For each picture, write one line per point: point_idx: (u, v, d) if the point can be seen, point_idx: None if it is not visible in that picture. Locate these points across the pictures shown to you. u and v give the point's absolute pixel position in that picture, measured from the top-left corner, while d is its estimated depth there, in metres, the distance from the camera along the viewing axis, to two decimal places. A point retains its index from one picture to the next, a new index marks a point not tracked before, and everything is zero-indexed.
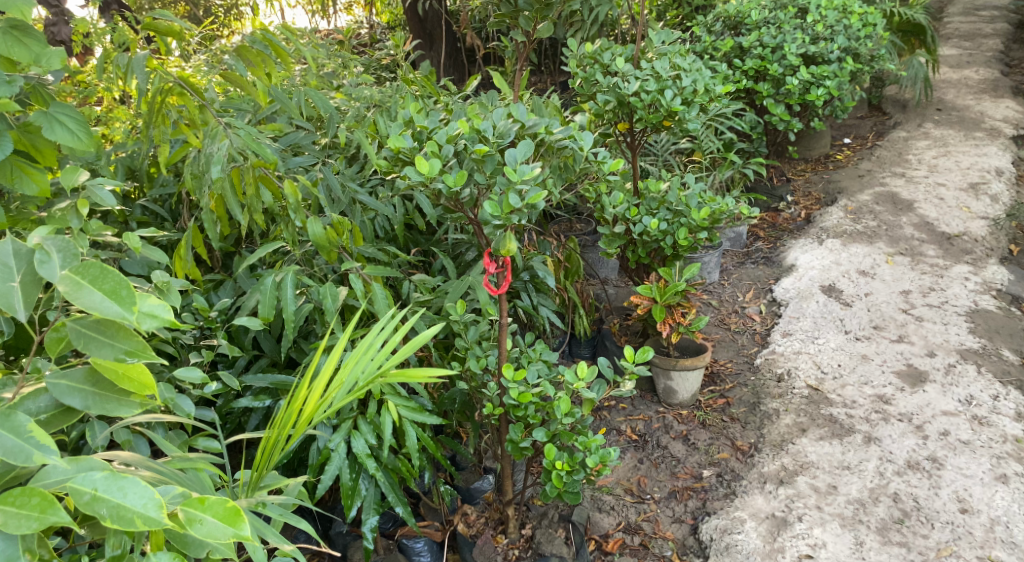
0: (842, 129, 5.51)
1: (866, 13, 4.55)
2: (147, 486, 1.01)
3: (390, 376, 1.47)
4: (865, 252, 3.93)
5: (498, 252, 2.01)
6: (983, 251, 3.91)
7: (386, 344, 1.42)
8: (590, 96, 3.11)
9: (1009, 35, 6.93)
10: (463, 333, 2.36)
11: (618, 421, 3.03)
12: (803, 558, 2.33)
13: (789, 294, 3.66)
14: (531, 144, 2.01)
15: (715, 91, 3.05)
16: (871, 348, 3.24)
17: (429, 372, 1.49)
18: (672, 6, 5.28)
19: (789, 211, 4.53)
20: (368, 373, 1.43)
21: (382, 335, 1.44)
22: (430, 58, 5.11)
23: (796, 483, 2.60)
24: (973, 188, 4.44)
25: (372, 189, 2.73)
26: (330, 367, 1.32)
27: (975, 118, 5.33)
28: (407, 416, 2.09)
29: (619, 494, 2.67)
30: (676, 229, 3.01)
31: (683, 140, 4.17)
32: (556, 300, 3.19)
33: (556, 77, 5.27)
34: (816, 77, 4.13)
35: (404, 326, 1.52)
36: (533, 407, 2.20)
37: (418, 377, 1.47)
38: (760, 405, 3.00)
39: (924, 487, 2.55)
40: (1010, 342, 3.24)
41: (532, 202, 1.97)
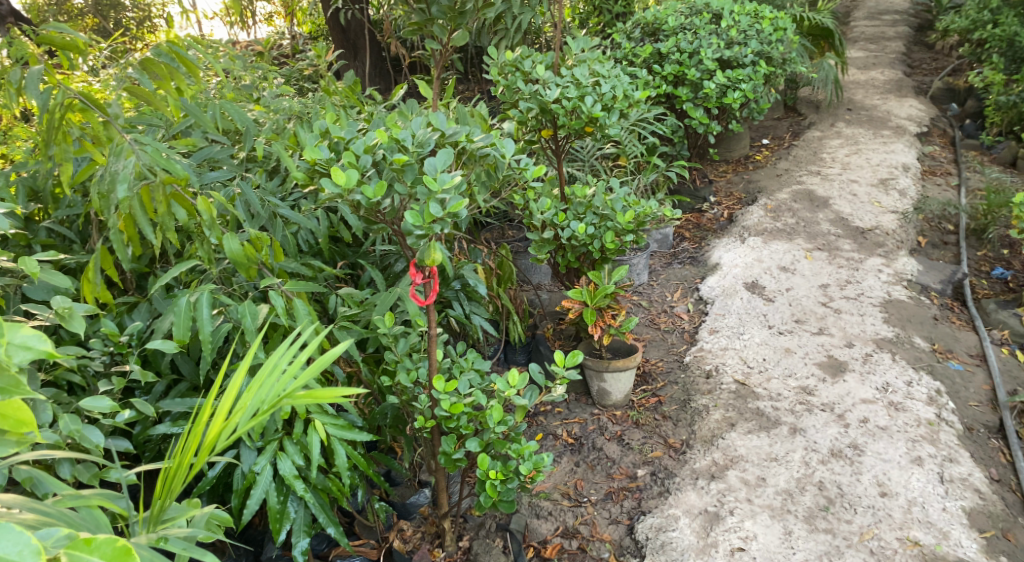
0: (760, 130, 5.69)
1: (777, 18, 4.72)
2: (21, 532, 0.95)
3: (298, 398, 1.41)
4: (785, 248, 4.07)
5: (423, 263, 1.98)
6: (895, 243, 4.09)
7: (290, 362, 1.36)
8: (512, 103, 3.13)
9: (910, 38, 7.30)
10: (393, 346, 2.32)
11: (554, 426, 3.04)
12: (736, 551, 2.38)
13: (714, 293, 3.75)
14: (451, 152, 2.00)
15: (633, 97, 3.10)
16: (793, 341, 3.35)
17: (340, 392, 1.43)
18: (594, 13, 5.36)
19: (712, 211, 4.65)
20: (275, 394, 1.38)
21: (287, 353, 1.38)
22: (354, 68, 5.05)
23: (726, 477, 2.66)
24: (883, 184, 4.65)
25: (294, 202, 2.66)
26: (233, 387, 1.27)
27: (883, 117, 5.58)
28: (335, 434, 2.05)
29: (557, 499, 2.68)
30: (603, 233, 3.05)
31: (609, 144, 4.22)
32: (489, 307, 3.18)
33: (482, 85, 5.27)
34: (731, 81, 4.27)
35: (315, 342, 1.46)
36: (465, 417, 2.19)
37: (327, 398, 1.41)
38: (691, 402, 3.06)
39: (846, 473, 2.64)
40: (921, 330, 3.41)
41: (454, 211, 1.95)
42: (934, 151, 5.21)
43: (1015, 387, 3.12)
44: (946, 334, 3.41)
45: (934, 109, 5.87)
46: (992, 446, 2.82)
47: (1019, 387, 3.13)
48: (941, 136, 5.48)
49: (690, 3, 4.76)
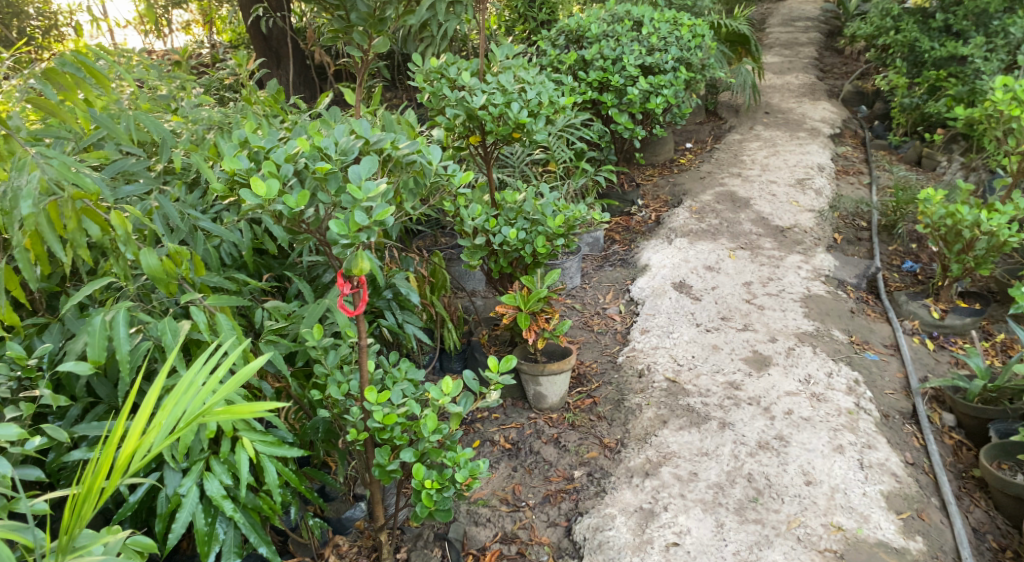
0: (684, 134, 5.84)
1: (695, 25, 4.86)
2: None
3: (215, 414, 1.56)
4: (710, 248, 4.18)
5: (351, 272, 1.94)
6: (812, 240, 4.27)
7: (208, 378, 1.51)
8: (438, 111, 3.10)
9: (821, 43, 7.64)
10: (322, 359, 2.28)
11: (491, 432, 3.04)
12: (671, 546, 2.43)
13: (644, 293, 3.83)
14: (374, 159, 1.99)
15: (559, 103, 3.13)
16: (720, 338, 3.45)
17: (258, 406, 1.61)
18: (519, 21, 5.42)
19: (640, 214, 4.75)
20: (192, 411, 1.51)
21: (204, 370, 1.53)
22: (278, 77, 4.94)
23: (660, 474, 2.71)
24: (800, 184, 4.84)
25: (216, 215, 2.57)
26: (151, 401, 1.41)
27: (798, 120, 5.82)
28: (264, 451, 1.99)
29: (495, 505, 2.68)
30: (534, 237, 3.07)
31: (538, 150, 4.25)
32: (423, 316, 3.16)
33: (410, 92, 5.24)
34: (654, 86, 4.38)
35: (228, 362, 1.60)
36: (399, 428, 2.17)
37: (243, 411, 1.55)
38: (625, 401, 3.11)
39: (773, 464, 2.73)
40: (839, 323, 3.56)
41: (381, 218, 1.92)
42: (846, 152, 5.46)
43: (925, 374, 3.29)
44: (862, 326, 3.57)
45: (845, 111, 6.15)
46: (906, 431, 2.96)
47: (929, 373, 3.30)
48: (852, 137, 5.74)
49: (611, 11, 4.84)
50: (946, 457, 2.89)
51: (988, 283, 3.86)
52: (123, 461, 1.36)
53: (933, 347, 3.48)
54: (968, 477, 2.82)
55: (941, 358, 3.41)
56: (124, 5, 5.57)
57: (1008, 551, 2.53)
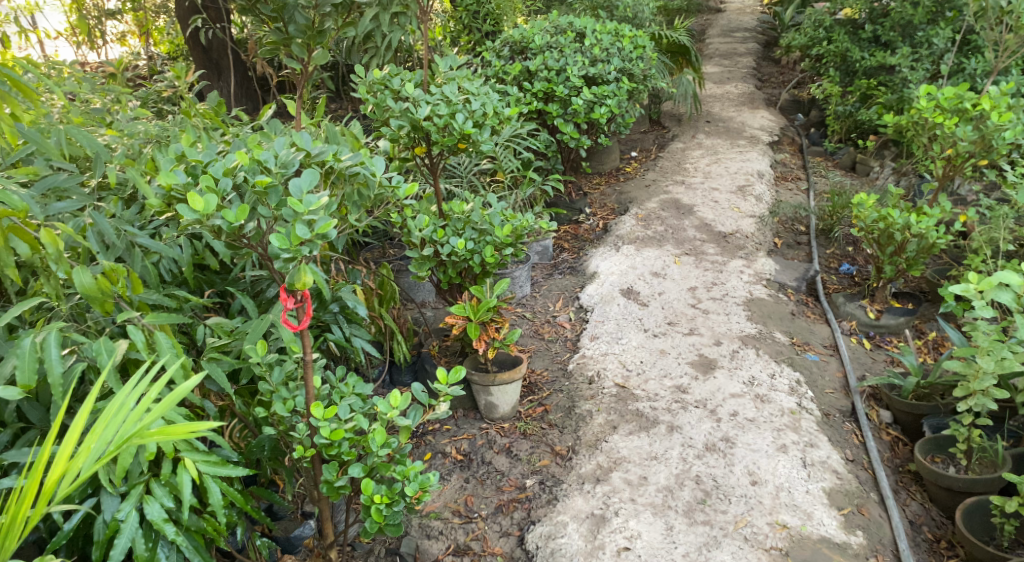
0: (629, 143, 5.93)
1: (636, 36, 4.95)
2: None
3: (153, 435, 1.52)
4: (656, 254, 4.26)
5: (294, 286, 1.93)
6: (754, 245, 4.38)
7: (139, 401, 1.48)
8: (383, 122, 3.07)
9: (758, 54, 7.87)
10: (267, 376, 2.24)
11: (443, 444, 3.02)
12: (622, 551, 2.46)
13: (593, 300, 3.87)
14: (316, 172, 1.97)
15: (504, 113, 3.15)
16: (667, 343, 3.50)
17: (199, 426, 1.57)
18: (463, 32, 5.43)
19: (588, 222, 4.80)
20: (123, 434, 1.48)
21: (135, 392, 1.51)
22: (218, 89, 4.85)
23: (610, 479, 2.74)
24: (741, 191, 4.96)
25: (154, 230, 2.50)
26: (75, 428, 1.39)
27: (738, 128, 5.98)
28: (207, 471, 1.95)
29: (447, 517, 2.68)
30: (482, 247, 3.07)
31: (485, 160, 4.26)
32: (371, 328, 3.13)
33: (354, 103, 5.21)
34: (597, 97, 4.46)
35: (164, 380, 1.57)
36: (347, 443, 2.14)
37: (178, 433, 1.52)
38: (575, 408, 3.13)
39: (720, 466, 2.78)
40: (780, 325, 3.66)
41: (323, 231, 1.91)
42: (785, 159, 5.63)
43: (863, 373, 3.40)
44: (802, 328, 3.68)
45: (783, 119, 6.34)
46: (846, 429, 3.06)
47: (867, 372, 3.41)
48: (790, 144, 5.92)
49: (554, 22, 4.89)
50: (884, 453, 2.99)
51: (920, 283, 4.02)
52: (45, 489, 1.34)
53: (869, 347, 3.60)
54: (905, 471, 2.91)
55: (878, 357, 3.53)
56: (55, 16, 5.39)
57: (943, 541, 2.63)
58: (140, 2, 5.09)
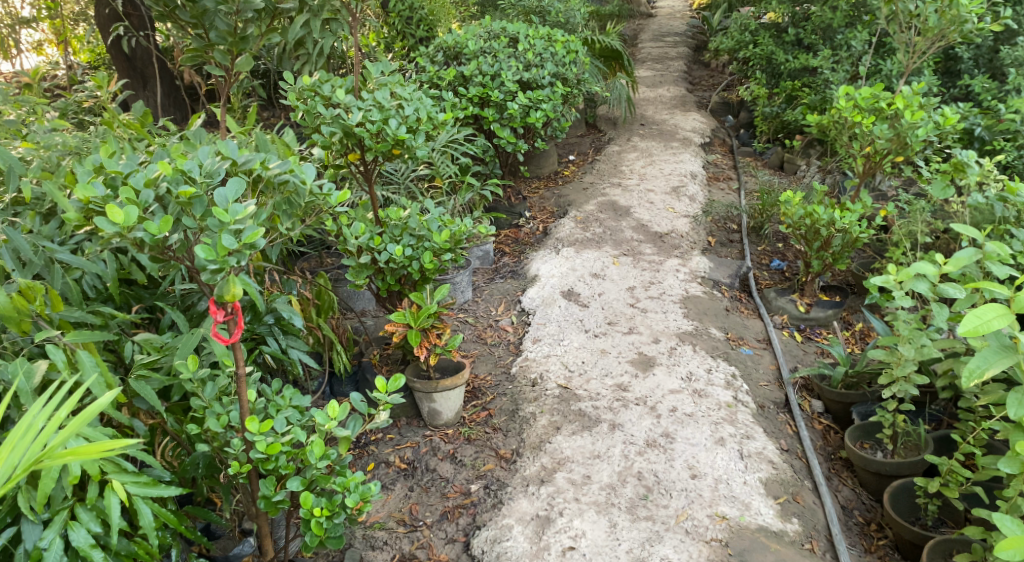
0: (567, 146, 5.99)
1: (568, 41, 5.01)
2: None
3: (60, 455, 1.47)
4: (595, 256, 4.31)
5: (223, 298, 1.89)
6: (688, 245, 4.48)
7: (47, 420, 1.44)
8: (314, 129, 3.02)
9: (688, 57, 8.07)
10: (199, 392, 2.17)
11: (386, 453, 2.99)
12: (567, 550, 2.47)
13: (535, 303, 3.89)
14: (241, 181, 1.93)
15: (438, 118, 3.14)
16: (608, 342, 3.55)
17: (110, 444, 1.51)
18: (397, 38, 5.38)
19: (528, 225, 4.83)
20: (31, 457, 1.43)
21: (44, 411, 1.47)
22: (144, 99, 4.72)
23: (555, 480, 2.75)
24: (675, 191, 5.07)
25: (76, 245, 2.40)
26: None
27: (671, 130, 6.11)
28: (137, 492, 1.88)
29: (392, 527, 2.66)
30: (420, 253, 3.05)
31: (422, 166, 4.24)
32: (309, 339, 3.08)
33: (287, 111, 5.12)
34: (533, 101, 4.50)
35: (79, 400, 1.52)
36: (284, 456, 2.10)
37: (92, 451, 1.47)
38: (519, 411, 3.14)
39: (660, 461, 2.83)
40: (716, 321, 3.76)
41: (250, 241, 1.88)
42: (716, 159, 5.79)
43: (795, 365, 3.51)
44: (736, 323, 3.78)
45: (715, 121, 6.52)
46: (780, 420, 3.15)
47: (799, 363, 3.52)
48: (721, 145, 6.09)
49: (487, 28, 4.90)
50: (816, 442, 3.09)
51: (846, 277, 4.17)
52: None
53: (801, 339, 3.72)
54: (837, 458, 3.02)
55: (809, 349, 3.64)
56: None
57: (873, 523, 2.74)
58: (57, 10, 4.88)
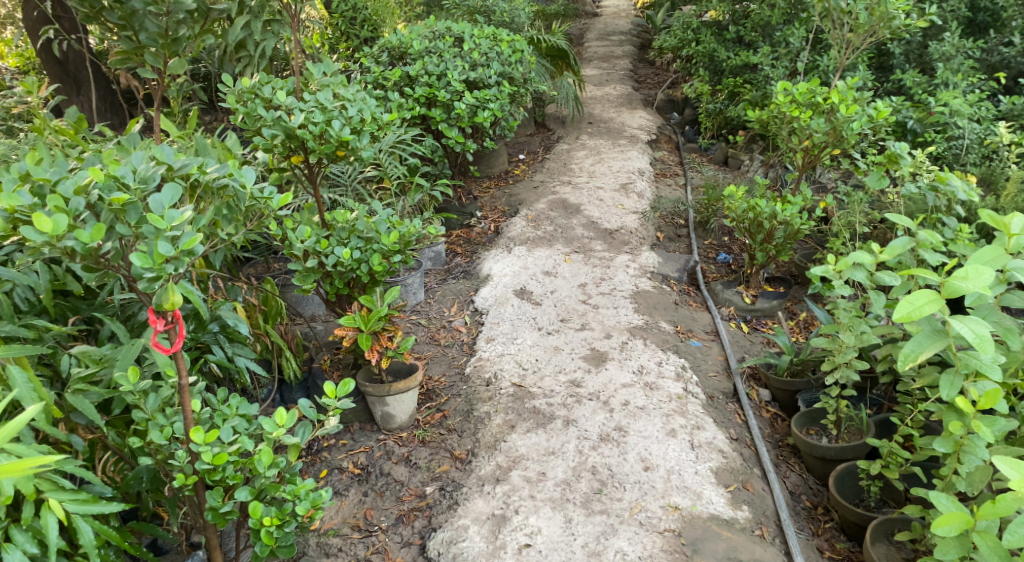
0: (517, 146, 6.00)
1: (514, 40, 5.01)
2: None
3: None
4: (546, 254, 4.33)
5: (162, 307, 1.84)
6: (638, 240, 4.54)
7: None
8: (255, 132, 2.95)
9: (633, 56, 8.17)
10: (141, 404, 2.11)
11: (339, 459, 2.96)
12: (523, 548, 2.48)
13: (488, 302, 3.89)
14: (177, 186, 1.89)
15: (383, 118, 3.10)
16: (560, 340, 3.57)
17: (32, 462, 1.44)
18: (342, 38, 5.32)
19: (480, 225, 4.82)
20: None
21: None
22: (78, 104, 4.55)
23: (510, 478, 2.76)
24: (624, 188, 5.12)
25: (6, 257, 2.31)
26: None
27: (619, 128, 6.18)
28: (75, 510, 1.81)
29: (346, 533, 2.64)
30: (369, 256, 3.02)
31: (370, 167, 4.19)
32: (257, 346, 3.03)
33: (229, 114, 5.01)
34: (480, 101, 4.50)
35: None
36: (231, 466, 2.05)
37: (14, 469, 1.39)
38: (474, 411, 3.13)
39: (614, 455, 2.86)
40: (665, 315, 3.81)
41: (188, 247, 1.84)
42: (663, 156, 5.87)
43: (743, 355, 3.59)
44: (685, 316, 3.85)
45: (660, 118, 6.62)
46: (729, 409, 3.22)
47: (746, 354, 3.60)
48: (668, 142, 6.18)
49: (432, 28, 4.88)
50: (764, 430, 3.16)
51: (790, 268, 4.28)
52: None
53: (748, 330, 3.80)
54: (784, 445, 3.09)
55: (755, 339, 3.72)
56: None
57: (819, 507, 2.81)
58: None
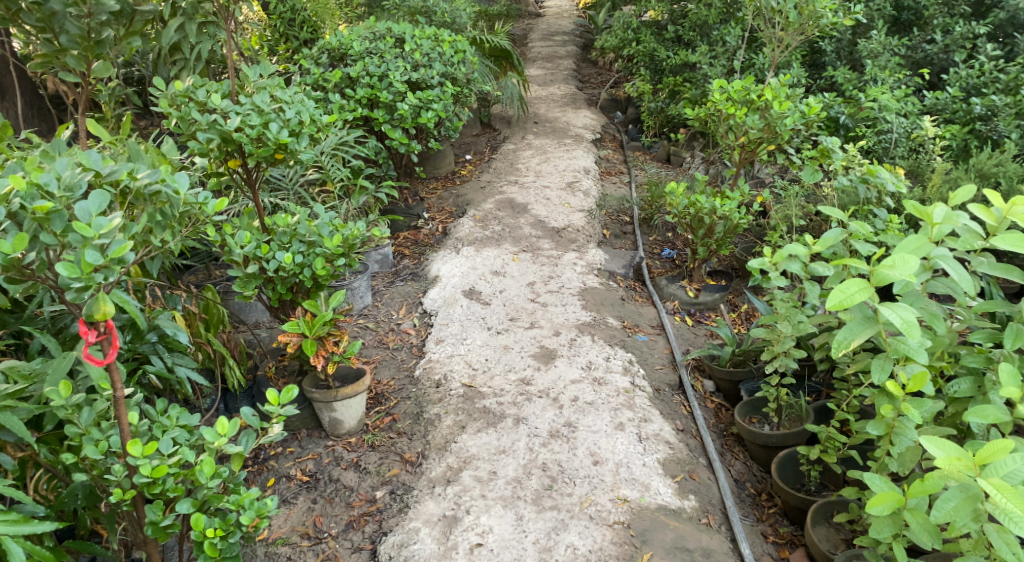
0: (463, 146, 5.99)
1: (455, 40, 5.00)
2: None
3: None
4: (494, 254, 4.34)
5: (93, 317, 1.79)
6: (585, 238, 4.58)
7: None
8: (190, 136, 2.88)
9: (576, 56, 8.24)
10: (75, 418, 2.04)
11: (286, 467, 2.91)
12: (474, 547, 2.48)
13: (436, 304, 3.87)
14: (105, 193, 1.83)
15: (322, 119, 3.06)
16: (510, 339, 3.58)
17: None
18: (280, 40, 5.24)
19: (427, 227, 4.80)
20: None
21: None
22: (3, 110, 4.38)
23: (461, 479, 2.76)
24: (570, 187, 5.17)
25: None
26: None
27: (564, 127, 6.23)
28: (5, 532, 1.74)
29: (295, 542, 2.60)
30: (312, 260, 2.98)
31: (312, 170, 4.13)
32: (198, 355, 2.96)
33: (165, 118, 4.88)
34: (423, 101, 4.48)
35: None
36: (172, 478, 2.00)
37: None
38: (424, 413, 3.12)
39: (563, 451, 2.88)
40: (613, 311, 3.86)
41: (118, 255, 1.79)
42: (608, 155, 5.94)
43: (687, 348, 3.66)
44: (631, 312, 3.90)
45: (604, 118, 6.69)
46: (675, 401, 3.27)
47: (691, 346, 3.67)
48: (612, 140, 6.26)
49: (372, 29, 4.83)
50: (709, 420, 3.23)
51: (732, 261, 4.38)
52: None
53: (692, 323, 3.87)
54: (729, 434, 3.16)
55: (699, 331, 3.80)
56: None
57: (763, 493, 2.88)
58: None
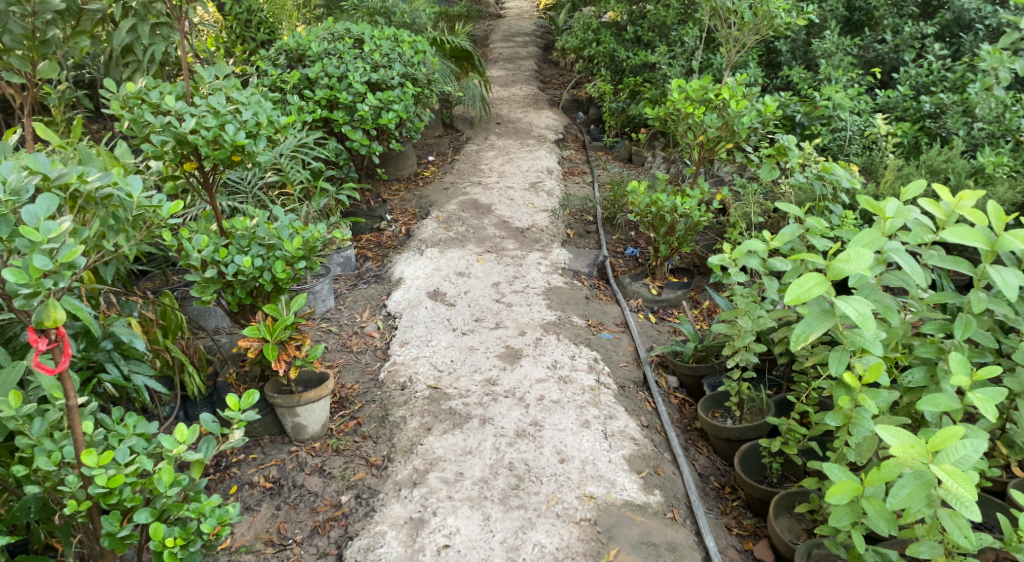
0: (425, 147, 5.97)
1: (415, 41, 4.98)
2: None
3: None
4: (458, 255, 4.33)
5: (43, 324, 1.73)
6: (549, 238, 4.60)
7: None
8: (144, 138, 2.82)
9: (538, 57, 8.27)
10: (26, 429, 1.97)
11: (249, 474, 2.86)
12: (441, 549, 2.48)
13: (400, 306, 3.85)
14: (53, 196, 1.78)
15: (280, 120, 3.02)
16: (475, 339, 3.57)
17: None
18: (237, 42, 5.16)
19: (390, 228, 4.77)
20: None
21: None
22: None
23: (427, 481, 2.74)
24: (533, 187, 5.18)
25: None
26: None
27: (526, 128, 6.25)
28: None
29: (259, 549, 2.56)
30: (272, 263, 2.93)
31: (271, 172, 4.08)
32: (156, 362, 2.90)
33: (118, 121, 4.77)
34: (383, 102, 4.45)
35: None
36: (129, 488, 1.96)
37: None
38: (389, 416, 3.10)
39: (530, 450, 2.88)
40: (577, 310, 3.88)
41: (68, 260, 1.74)
42: (571, 155, 5.96)
43: (651, 345, 3.69)
44: (596, 310, 3.93)
45: (566, 118, 6.73)
46: (639, 398, 3.30)
47: (655, 343, 3.71)
48: (574, 140, 6.29)
49: (331, 29, 4.79)
50: (673, 415, 3.26)
51: (693, 259, 4.43)
52: None
53: (655, 320, 3.91)
54: (692, 429, 3.20)
55: (662, 328, 3.84)
56: None
57: (727, 487, 2.92)
58: None
